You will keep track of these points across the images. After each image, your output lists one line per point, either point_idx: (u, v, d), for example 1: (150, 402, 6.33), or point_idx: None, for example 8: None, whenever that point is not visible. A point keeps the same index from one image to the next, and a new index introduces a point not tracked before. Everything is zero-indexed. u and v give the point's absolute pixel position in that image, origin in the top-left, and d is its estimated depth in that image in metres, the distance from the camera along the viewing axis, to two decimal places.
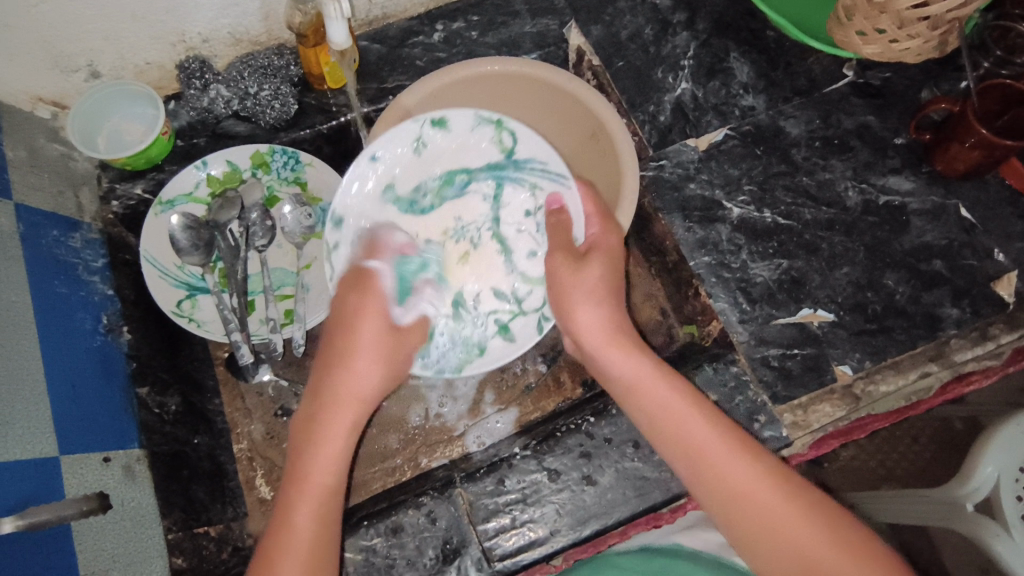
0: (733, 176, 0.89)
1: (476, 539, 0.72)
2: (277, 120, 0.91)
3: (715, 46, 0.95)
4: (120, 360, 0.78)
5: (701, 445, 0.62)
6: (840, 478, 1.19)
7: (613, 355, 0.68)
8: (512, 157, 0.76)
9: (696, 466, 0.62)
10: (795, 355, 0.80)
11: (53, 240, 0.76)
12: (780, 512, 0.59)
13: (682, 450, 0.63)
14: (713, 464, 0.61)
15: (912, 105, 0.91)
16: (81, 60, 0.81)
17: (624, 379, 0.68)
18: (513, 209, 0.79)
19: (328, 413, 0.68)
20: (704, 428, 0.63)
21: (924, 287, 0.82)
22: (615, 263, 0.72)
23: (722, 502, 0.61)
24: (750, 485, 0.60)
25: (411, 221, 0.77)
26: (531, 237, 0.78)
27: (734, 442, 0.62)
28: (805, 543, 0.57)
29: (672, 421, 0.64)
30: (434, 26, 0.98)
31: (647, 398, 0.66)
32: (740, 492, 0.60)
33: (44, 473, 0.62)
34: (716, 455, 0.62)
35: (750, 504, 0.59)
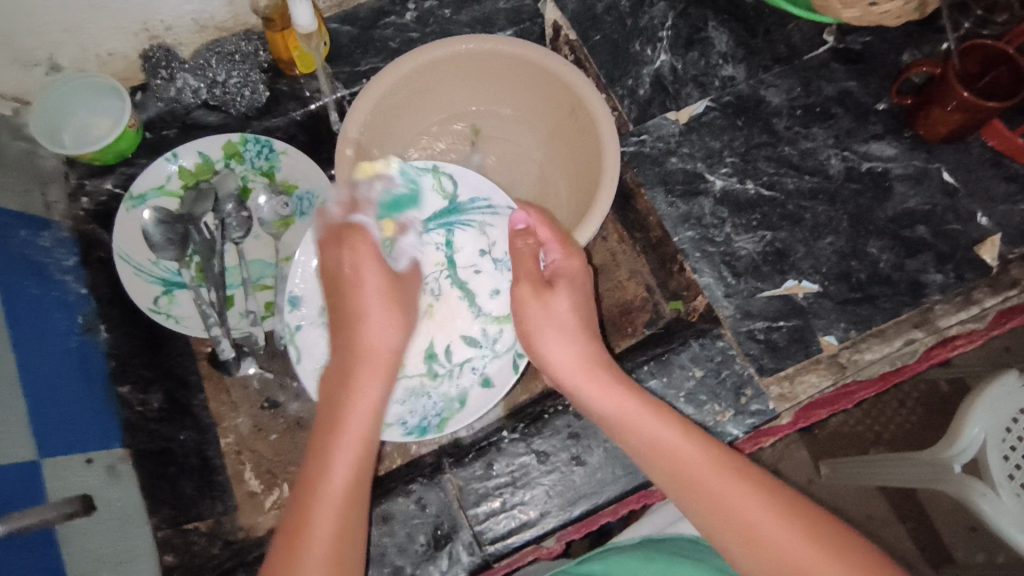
0: (714, 148, 0.87)
1: (467, 524, 0.72)
2: (249, 108, 0.90)
3: (694, 16, 0.93)
4: (100, 359, 0.77)
5: (694, 476, 0.59)
6: (829, 443, 1.19)
7: (594, 393, 0.65)
8: (455, 203, 0.79)
9: (698, 501, 0.58)
10: (781, 328, 0.80)
11: (22, 241, 0.74)
12: (788, 543, 0.54)
13: (677, 482, 0.59)
14: (717, 498, 0.57)
15: (893, 69, 0.90)
16: (40, 53, 0.79)
17: (604, 415, 0.65)
18: (467, 252, 0.80)
19: (350, 383, 0.66)
20: (695, 457, 0.60)
21: (908, 253, 0.82)
22: (581, 288, 0.72)
23: (724, 534, 0.57)
24: (747, 514, 0.56)
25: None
26: (491, 276, 0.80)
27: (733, 474, 0.59)
28: (813, 567, 0.53)
29: (667, 455, 0.60)
30: (406, 5, 0.94)
31: (634, 434, 0.63)
32: (737, 521, 0.56)
33: (25, 477, 0.61)
34: (711, 485, 0.58)
35: (752, 536, 0.55)
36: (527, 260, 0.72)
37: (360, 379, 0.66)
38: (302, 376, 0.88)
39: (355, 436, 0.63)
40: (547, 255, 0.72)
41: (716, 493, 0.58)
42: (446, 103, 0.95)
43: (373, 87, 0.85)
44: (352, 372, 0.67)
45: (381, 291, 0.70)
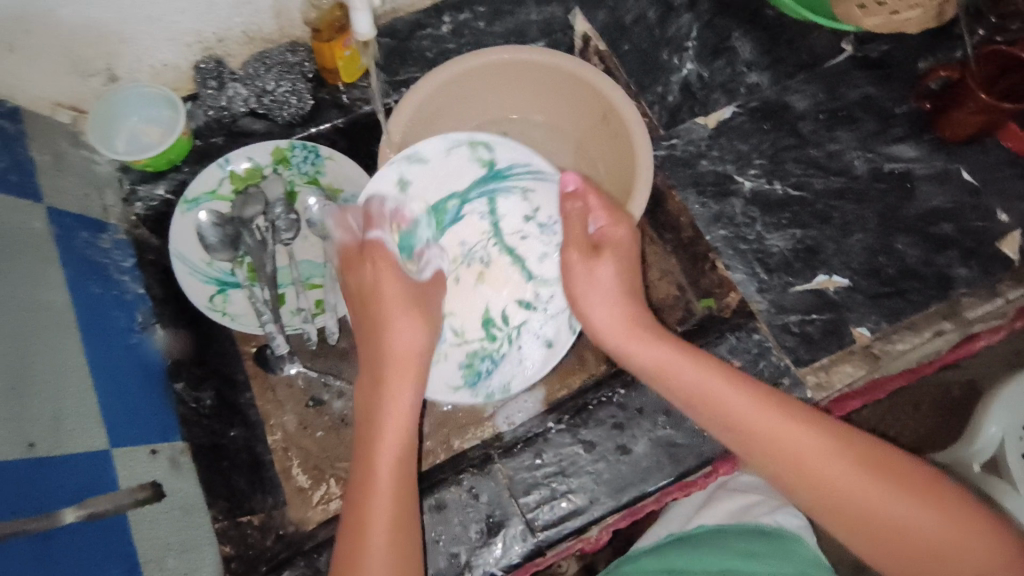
0: (743, 151, 0.91)
1: (518, 512, 0.74)
2: (294, 116, 0.93)
3: (718, 26, 0.97)
4: (157, 358, 0.80)
5: (750, 425, 0.61)
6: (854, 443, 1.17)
7: (636, 348, 0.68)
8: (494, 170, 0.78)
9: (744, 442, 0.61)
10: (814, 321, 0.82)
11: (85, 242, 0.77)
12: (838, 476, 0.58)
13: (725, 426, 0.62)
14: (764, 437, 0.60)
15: (912, 75, 0.94)
16: (100, 64, 0.82)
17: (649, 367, 0.67)
18: (511, 218, 0.81)
19: (383, 381, 0.65)
20: (747, 403, 0.62)
21: (934, 249, 0.85)
22: (629, 255, 0.71)
23: (781, 472, 0.60)
24: (791, 446, 0.59)
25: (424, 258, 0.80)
26: (538, 240, 0.80)
27: (779, 411, 0.61)
28: (864, 498, 0.57)
29: (707, 400, 0.63)
30: (441, 18, 0.98)
31: (677, 382, 0.65)
32: (795, 463, 0.59)
33: (98, 464, 0.63)
34: (765, 427, 0.61)
35: (812, 476, 0.58)
36: (573, 225, 0.70)
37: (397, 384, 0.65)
38: (344, 374, 0.88)
39: (398, 407, 0.64)
40: (592, 221, 0.71)
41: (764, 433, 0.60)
42: (480, 108, 0.98)
43: (414, 93, 0.88)
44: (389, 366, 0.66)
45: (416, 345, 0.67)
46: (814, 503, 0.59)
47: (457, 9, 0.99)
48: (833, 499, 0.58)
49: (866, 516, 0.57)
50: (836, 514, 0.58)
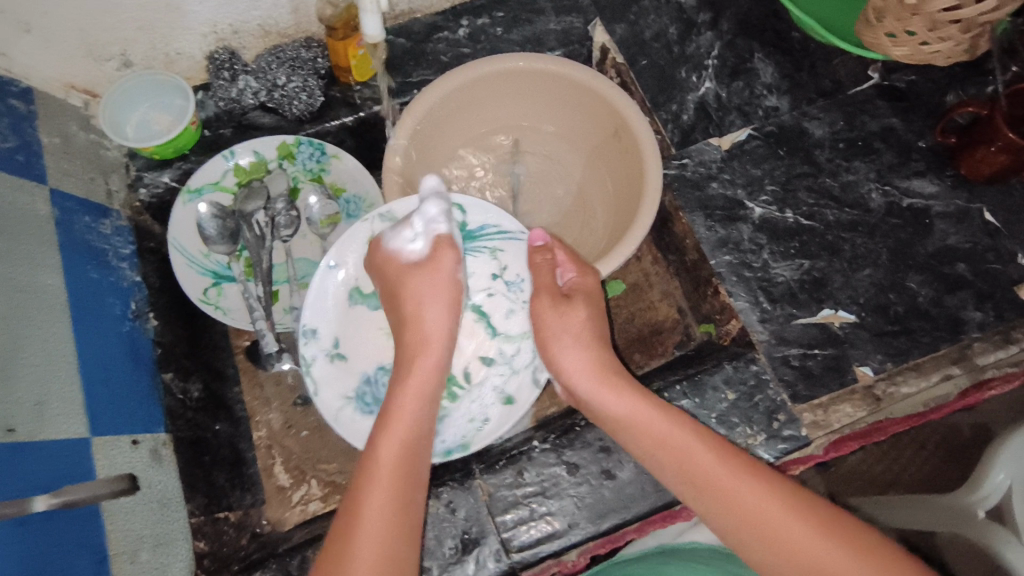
0: (755, 176, 0.89)
1: (495, 530, 0.73)
2: (303, 112, 0.92)
3: (740, 47, 0.95)
4: (147, 346, 0.79)
5: (706, 474, 0.61)
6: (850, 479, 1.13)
7: (603, 394, 0.69)
8: (466, 230, 0.79)
9: (703, 498, 0.61)
10: (816, 356, 0.80)
11: (85, 226, 0.77)
12: (796, 534, 0.56)
13: (688, 480, 0.62)
14: (722, 489, 0.60)
15: (937, 108, 0.91)
16: (114, 49, 0.83)
17: (611, 413, 0.68)
18: (480, 276, 0.81)
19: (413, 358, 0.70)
20: (706, 454, 0.63)
21: (947, 290, 0.82)
22: (597, 303, 0.75)
23: (732, 523, 0.59)
24: (747, 501, 0.59)
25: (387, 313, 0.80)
26: (504, 298, 0.80)
27: (739, 467, 0.61)
28: (822, 559, 0.55)
29: (671, 453, 0.64)
30: (459, 22, 0.98)
31: (636, 427, 0.67)
32: (744, 513, 0.59)
33: (77, 452, 0.63)
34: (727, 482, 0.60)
35: (760, 526, 0.58)
36: (544, 274, 0.75)
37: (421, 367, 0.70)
38: None
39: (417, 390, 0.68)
40: (561, 273, 0.76)
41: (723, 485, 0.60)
42: (490, 117, 0.97)
43: (423, 97, 0.87)
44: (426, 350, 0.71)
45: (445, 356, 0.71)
46: (772, 564, 0.57)
47: (475, 14, 0.98)
48: (778, 546, 0.57)
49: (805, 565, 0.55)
50: (780, 562, 0.57)
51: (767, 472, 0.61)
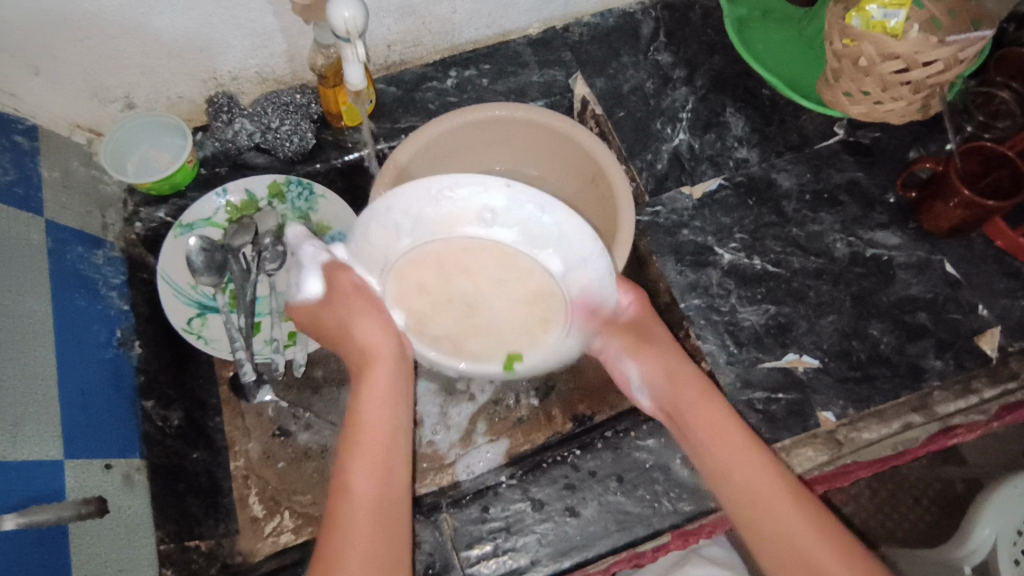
0: (725, 224, 0.92)
1: (459, 565, 0.74)
2: (295, 153, 0.97)
3: (713, 101, 1.00)
4: (130, 372, 0.82)
5: (746, 482, 0.67)
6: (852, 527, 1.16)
7: (702, 420, 0.71)
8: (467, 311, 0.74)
9: (769, 535, 0.65)
10: (780, 400, 0.82)
11: (78, 256, 0.81)
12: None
13: (755, 518, 0.66)
14: (784, 534, 0.64)
15: (900, 163, 0.95)
16: (118, 92, 0.88)
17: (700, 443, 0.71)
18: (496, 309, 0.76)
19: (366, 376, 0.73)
20: (784, 500, 0.65)
21: (908, 338, 0.85)
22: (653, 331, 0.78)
23: (760, 527, 0.65)
24: (809, 548, 0.62)
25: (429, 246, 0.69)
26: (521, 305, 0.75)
27: (806, 513, 0.65)
28: None
29: (749, 497, 0.67)
30: (447, 73, 1.04)
31: (708, 411, 0.71)
32: (777, 520, 0.65)
33: (48, 473, 0.65)
34: (791, 526, 0.64)
35: (788, 540, 0.63)
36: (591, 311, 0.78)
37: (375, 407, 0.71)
38: (315, 407, 0.91)
39: (380, 418, 0.70)
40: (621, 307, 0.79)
41: (790, 533, 0.64)
42: (477, 160, 1.00)
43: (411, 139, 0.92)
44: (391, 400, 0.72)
45: (400, 375, 0.74)
46: None
47: (463, 66, 1.04)
48: (800, 561, 0.62)
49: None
50: None
51: (813, 502, 0.66)
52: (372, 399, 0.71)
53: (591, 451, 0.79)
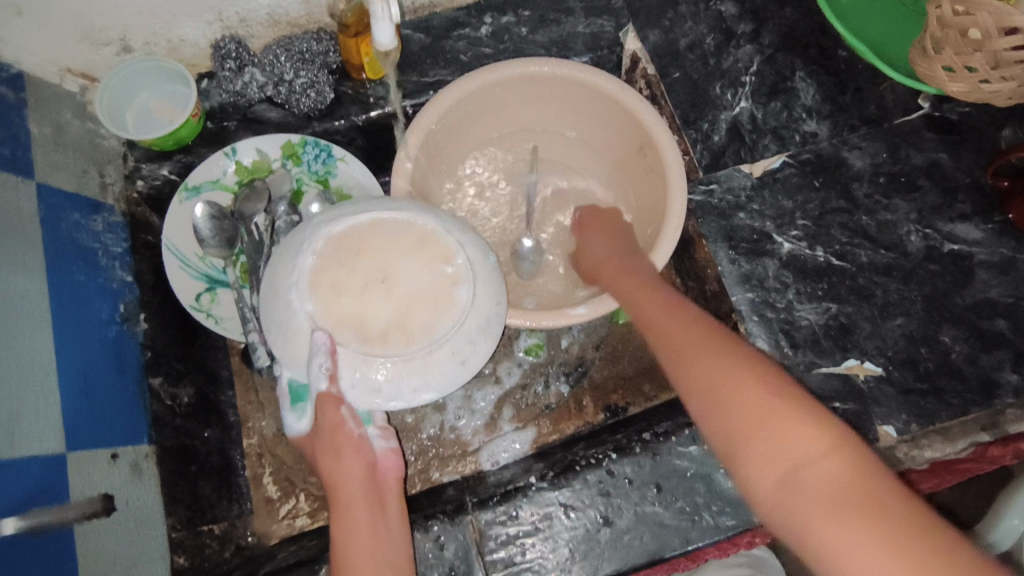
0: (786, 208, 0.83)
1: (483, 570, 0.71)
2: (311, 109, 0.86)
3: (781, 63, 0.88)
4: (136, 351, 0.76)
5: (681, 345, 0.61)
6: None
7: (644, 298, 0.69)
8: (390, 282, 0.55)
9: (685, 373, 0.59)
10: (836, 409, 0.76)
11: (74, 223, 0.73)
12: (767, 410, 0.52)
13: (674, 356, 0.61)
14: (699, 369, 0.58)
15: (990, 146, 0.84)
16: (112, 33, 0.78)
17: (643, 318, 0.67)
18: (417, 263, 0.56)
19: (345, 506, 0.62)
20: (692, 334, 0.61)
21: (983, 347, 0.77)
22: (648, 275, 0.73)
23: (701, 402, 0.56)
24: (718, 375, 0.56)
25: (307, 272, 0.56)
26: (428, 247, 0.57)
27: (715, 343, 0.59)
28: (778, 431, 0.51)
29: (685, 354, 0.60)
30: (482, 19, 0.92)
31: (640, 302, 0.69)
32: (701, 375, 0.57)
33: (50, 471, 0.61)
34: (699, 362, 0.58)
35: (713, 388, 0.55)
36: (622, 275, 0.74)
37: (358, 517, 0.62)
38: None
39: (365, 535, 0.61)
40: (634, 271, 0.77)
41: (701, 366, 0.57)
42: (510, 121, 0.90)
43: (453, 89, 0.81)
44: (375, 499, 0.64)
45: (377, 498, 0.64)
46: (744, 449, 0.52)
47: (500, 12, 0.92)
48: (711, 392, 0.56)
49: (735, 419, 0.53)
50: (759, 459, 0.51)
51: (748, 351, 0.58)
52: (350, 533, 0.61)
53: (629, 455, 0.73)
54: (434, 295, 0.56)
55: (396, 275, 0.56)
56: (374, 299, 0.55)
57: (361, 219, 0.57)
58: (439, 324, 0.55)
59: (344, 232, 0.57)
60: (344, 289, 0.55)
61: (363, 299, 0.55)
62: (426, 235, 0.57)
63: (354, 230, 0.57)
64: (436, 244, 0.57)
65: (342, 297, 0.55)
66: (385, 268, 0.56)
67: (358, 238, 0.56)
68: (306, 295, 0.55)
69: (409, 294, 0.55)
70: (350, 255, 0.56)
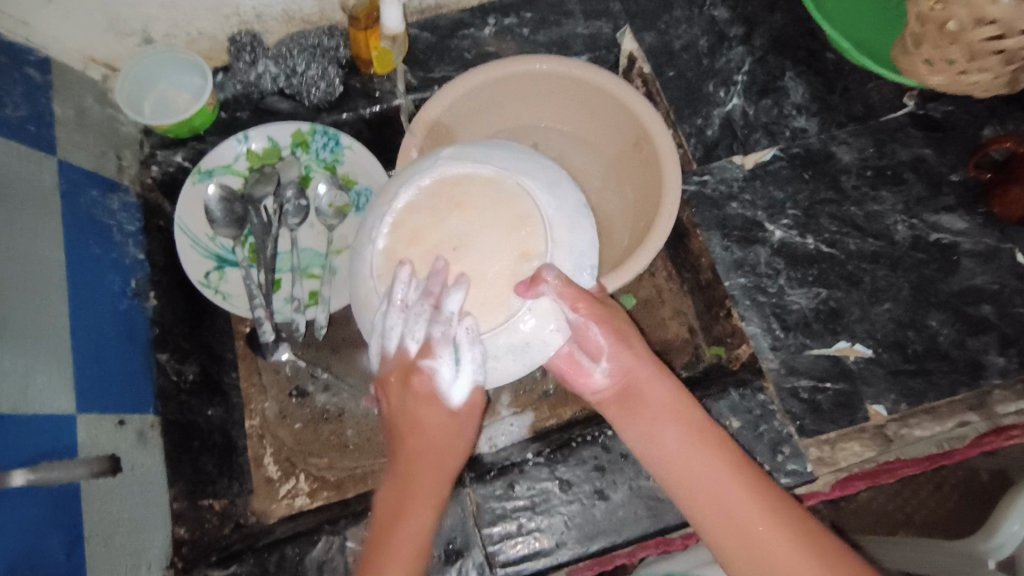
0: (777, 199, 0.86)
1: (480, 543, 0.72)
2: (321, 100, 0.91)
3: (772, 64, 0.92)
4: (144, 325, 0.78)
5: (695, 473, 0.61)
6: (853, 520, 1.03)
7: (651, 423, 0.63)
8: (461, 254, 0.55)
9: (699, 500, 0.60)
10: (827, 390, 0.78)
11: (92, 201, 0.76)
12: (781, 554, 0.57)
13: (686, 486, 0.61)
14: (721, 504, 0.59)
15: (972, 142, 0.87)
16: (135, 25, 0.82)
17: (655, 443, 0.63)
18: (495, 249, 0.55)
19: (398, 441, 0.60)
20: (709, 462, 0.61)
21: (969, 331, 0.79)
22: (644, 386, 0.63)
23: (713, 517, 0.59)
24: (737, 510, 0.59)
25: (396, 210, 0.57)
26: (530, 240, 0.56)
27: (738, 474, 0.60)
28: None
29: (695, 485, 0.60)
30: (485, 20, 0.96)
31: (649, 425, 0.63)
32: (723, 505, 0.59)
33: (61, 428, 0.62)
34: (727, 494, 0.59)
35: (731, 520, 0.59)
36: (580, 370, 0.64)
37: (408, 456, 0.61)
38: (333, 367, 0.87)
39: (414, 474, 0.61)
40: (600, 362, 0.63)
41: (725, 502, 0.59)
42: (511, 117, 0.94)
43: (459, 83, 0.84)
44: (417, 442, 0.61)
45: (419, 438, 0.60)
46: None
47: (503, 13, 0.97)
48: (734, 526, 0.59)
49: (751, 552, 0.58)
50: None
51: (768, 488, 0.60)
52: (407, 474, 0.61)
53: None
54: (500, 286, 0.55)
55: (469, 251, 0.55)
56: (440, 261, 0.55)
57: (476, 179, 0.57)
58: (485, 318, 0.55)
59: (477, 196, 0.56)
60: (415, 248, 0.56)
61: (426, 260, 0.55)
62: (529, 222, 0.56)
63: (485, 201, 0.56)
64: (534, 232, 0.56)
65: (410, 253, 0.56)
66: (463, 241, 0.55)
67: (474, 208, 0.56)
68: (389, 232, 0.57)
69: (471, 274, 0.55)
70: (439, 210, 0.56)
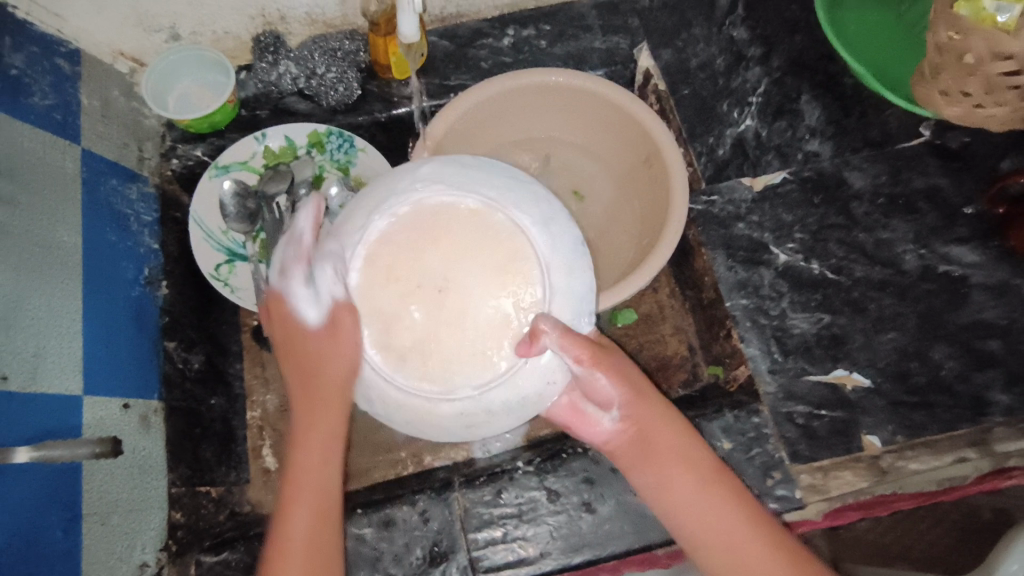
0: (785, 222, 0.85)
1: (465, 547, 0.72)
2: (339, 103, 0.93)
3: (788, 85, 0.90)
4: (155, 313, 0.80)
5: (709, 525, 0.59)
6: (848, 547, 1.01)
7: (669, 471, 0.61)
8: (443, 295, 0.54)
9: (715, 556, 0.59)
10: (822, 417, 0.78)
11: (111, 189, 0.79)
12: None
13: (702, 541, 0.59)
14: (737, 559, 0.58)
15: (991, 173, 0.85)
16: (163, 21, 0.85)
17: (671, 496, 0.61)
18: (481, 293, 0.54)
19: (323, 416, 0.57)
20: (722, 511, 0.60)
21: (975, 365, 0.78)
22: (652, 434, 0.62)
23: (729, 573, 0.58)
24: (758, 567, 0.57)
25: (370, 233, 0.55)
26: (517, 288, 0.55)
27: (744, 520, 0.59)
28: None
29: (711, 539, 0.59)
30: (504, 31, 0.98)
31: (661, 474, 0.62)
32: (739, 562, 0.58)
33: (67, 408, 0.65)
34: (741, 546, 0.58)
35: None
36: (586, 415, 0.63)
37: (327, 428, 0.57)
38: None
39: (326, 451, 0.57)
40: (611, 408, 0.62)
41: (739, 556, 0.58)
42: (523, 128, 0.95)
43: (476, 92, 0.86)
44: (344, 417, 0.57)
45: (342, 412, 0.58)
46: None
47: (522, 25, 0.98)
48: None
49: None
50: None
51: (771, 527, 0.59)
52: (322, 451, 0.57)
53: None
54: (499, 339, 0.54)
55: (455, 291, 0.54)
56: (424, 304, 0.54)
57: (458, 209, 0.55)
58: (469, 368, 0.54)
59: (461, 227, 0.55)
60: (392, 284, 0.55)
61: (409, 306, 0.54)
62: (514, 263, 0.55)
63: (464, 234, 0.55)
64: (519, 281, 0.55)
65: (389, 289, 0.55)
66: (441, 284, 0.54)
67: (457, 243, 0.55)
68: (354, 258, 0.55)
69: (455, 320, 0.54)
70: (419, 241, 0.55)
